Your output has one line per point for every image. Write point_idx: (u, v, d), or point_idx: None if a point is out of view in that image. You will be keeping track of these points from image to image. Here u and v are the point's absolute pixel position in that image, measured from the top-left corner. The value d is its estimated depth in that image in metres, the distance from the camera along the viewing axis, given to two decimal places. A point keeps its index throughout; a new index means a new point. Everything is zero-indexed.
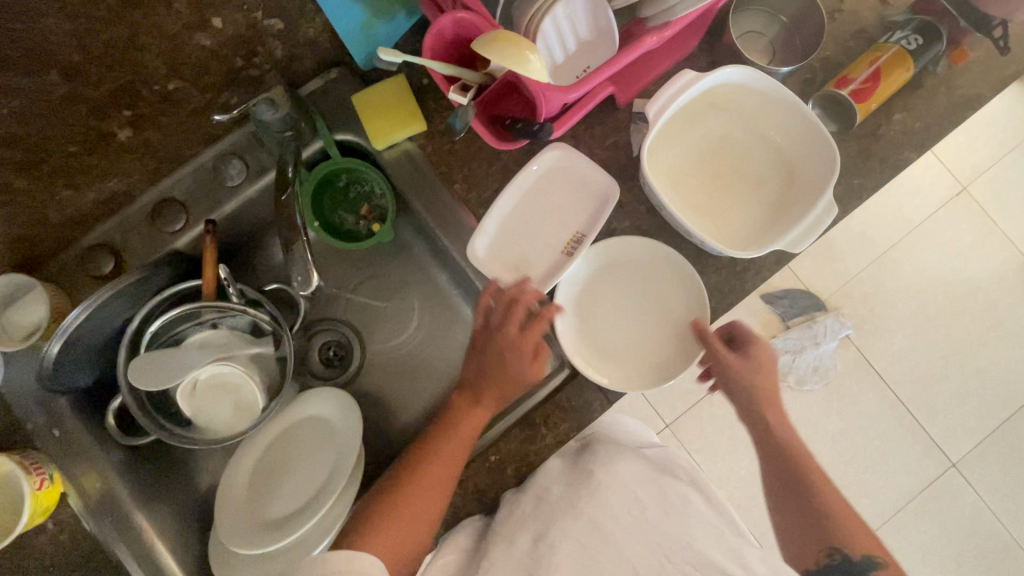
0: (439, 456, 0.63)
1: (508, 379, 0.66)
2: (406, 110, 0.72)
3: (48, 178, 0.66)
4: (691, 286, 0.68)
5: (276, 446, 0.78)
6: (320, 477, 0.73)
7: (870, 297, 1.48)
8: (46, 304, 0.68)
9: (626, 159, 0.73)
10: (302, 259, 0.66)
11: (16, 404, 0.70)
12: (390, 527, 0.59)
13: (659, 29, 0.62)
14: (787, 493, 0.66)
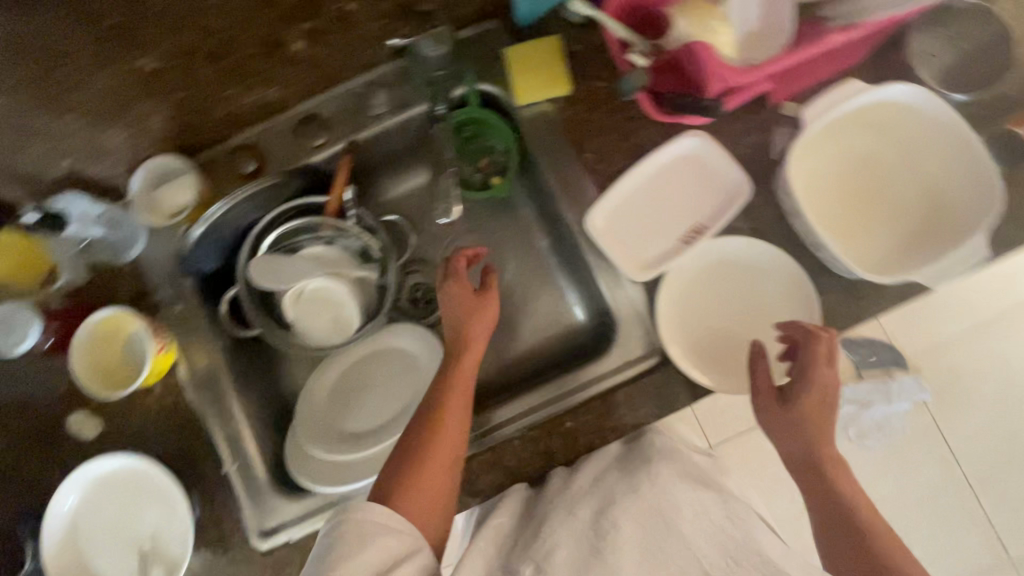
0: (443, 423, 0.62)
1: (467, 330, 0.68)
2: (555, 72, 0.73)
3: (226, 73, 0.75)
4: (801, 301, 0.67)
5: (354, 368, 0.82)
6: (395, 404, 0.79)
7: (957, 367, 1.38)
8: (196, 193, 0.75)
9: (765, 159, 0.71)
10: (445, 194, 0.74)
11: (146, 273, 0.75)
12: (424, 486, 0.58)
13: (843, 28, 0.59)
14: (856, 539, 0.57)
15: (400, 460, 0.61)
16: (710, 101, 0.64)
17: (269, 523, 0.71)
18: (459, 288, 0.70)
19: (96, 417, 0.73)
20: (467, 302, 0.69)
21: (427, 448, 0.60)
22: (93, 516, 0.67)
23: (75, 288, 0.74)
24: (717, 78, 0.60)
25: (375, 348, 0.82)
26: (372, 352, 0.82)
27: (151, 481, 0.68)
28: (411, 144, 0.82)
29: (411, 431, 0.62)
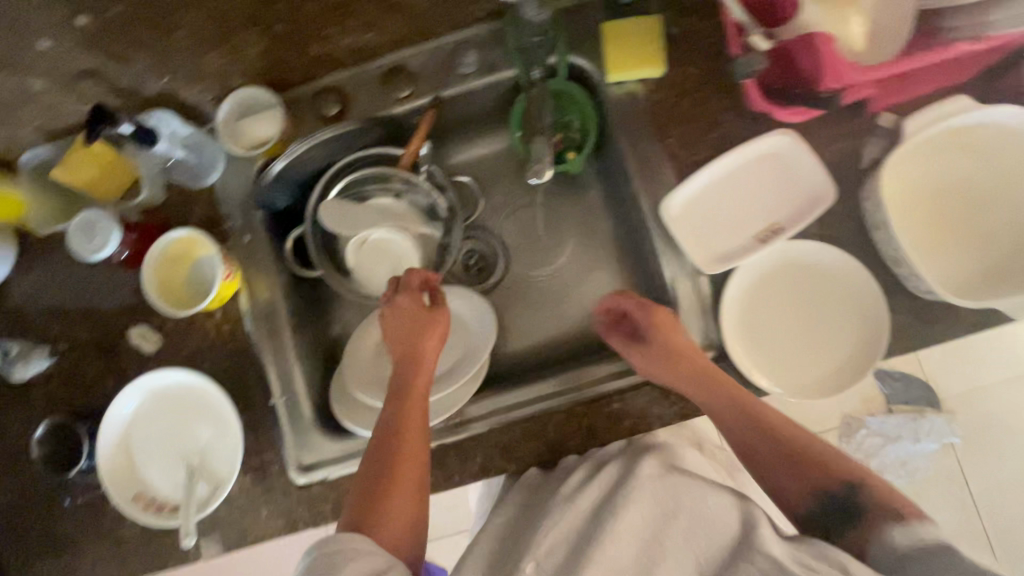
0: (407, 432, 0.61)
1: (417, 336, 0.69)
2: (650, 52, 0.72)
3: (329, 11, 0.74)
4: (871, 316, 0.65)
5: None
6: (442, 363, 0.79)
7: (1003, 416, 1.30)
8: (278, 128, 0.75)
9: (854, 167, 0.69)
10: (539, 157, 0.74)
11: (220, 202, 0.76)
12: (392, 509, 0.57)
13: (968, 41, 0.59)
14: (801, 472, 0.57)
15: (365, 489, 0.58)
16: (829, 92, 0.64)
17: (307, 460, 0.73)
18: (413, 301, 0.71)
19: (157, 333, 0.76)
20: (418, 319, 0.70)
21: (389, 472, 0.59)
22: (149, 424, 0.70)
23: (152, 206, 0.76)
24: (835, 72, 0.61)
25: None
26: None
27: (206, 399, 0.71)
28: (490, 108, 0.82)
29: (370, 457, 0.61)
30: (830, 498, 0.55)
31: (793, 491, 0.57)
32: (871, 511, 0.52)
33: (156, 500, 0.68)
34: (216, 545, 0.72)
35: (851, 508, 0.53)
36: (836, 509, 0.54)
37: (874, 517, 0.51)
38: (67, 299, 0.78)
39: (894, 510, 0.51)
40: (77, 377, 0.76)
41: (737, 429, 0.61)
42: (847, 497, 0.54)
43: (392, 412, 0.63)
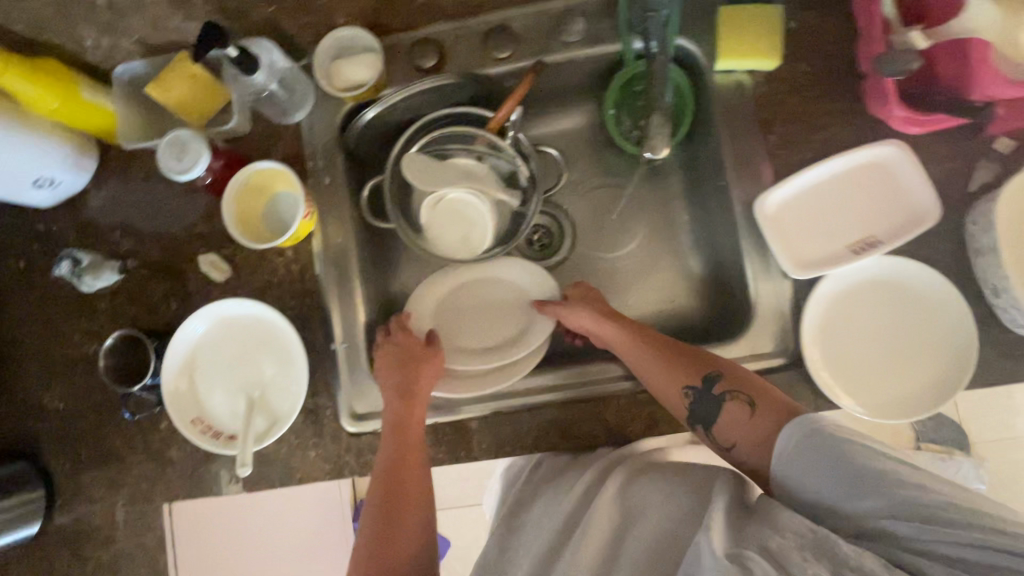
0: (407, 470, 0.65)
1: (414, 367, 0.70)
2: (767, 43, 0.69)
3: None
4: (956, 341, 0.64)
5: (465, 293, 0.80)
6: (503, 333, 0.78)
7: None
8: (375, 73, 0.72)
9: (962, 189, 0.67)
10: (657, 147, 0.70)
11: (305, 140, 0.76)
12: (398, 541, 0.61)
13: None
14: (677, 376, 0.63)
15: (371, 528, 0.62)
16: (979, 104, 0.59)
17: (361, 409, 0.73)
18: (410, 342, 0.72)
19: (226, 263, 0.75)
20: (412, 353, 0.72)
21: (397, 513, 0.62)
22: (213, 351, 0.71)
23: (237, 135, 0.76)
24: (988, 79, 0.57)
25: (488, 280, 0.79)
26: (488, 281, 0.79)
27: (272, 333, 0.71)
28: (583, 81, 0.80)
29: (375, 498, 0.63)
30: (702, 400, 0.61)
31: (673, 394, 0.62)
32: (733, 400, 0.59)
33: (213, 427, 0.69)
34: (261, 479, 0.72)
35: (717, 400, 0.59)
36: (709, 404, 0.60)
37: (734, 402, 0.59)
38: (140, 217, 0.78)
39: (764, 407, 0.57)
40: (143, 297, 0.77)
41: (652, 362, 0.65)
42: (716, 395, 0.60)
43: (387, 450, 0.66)
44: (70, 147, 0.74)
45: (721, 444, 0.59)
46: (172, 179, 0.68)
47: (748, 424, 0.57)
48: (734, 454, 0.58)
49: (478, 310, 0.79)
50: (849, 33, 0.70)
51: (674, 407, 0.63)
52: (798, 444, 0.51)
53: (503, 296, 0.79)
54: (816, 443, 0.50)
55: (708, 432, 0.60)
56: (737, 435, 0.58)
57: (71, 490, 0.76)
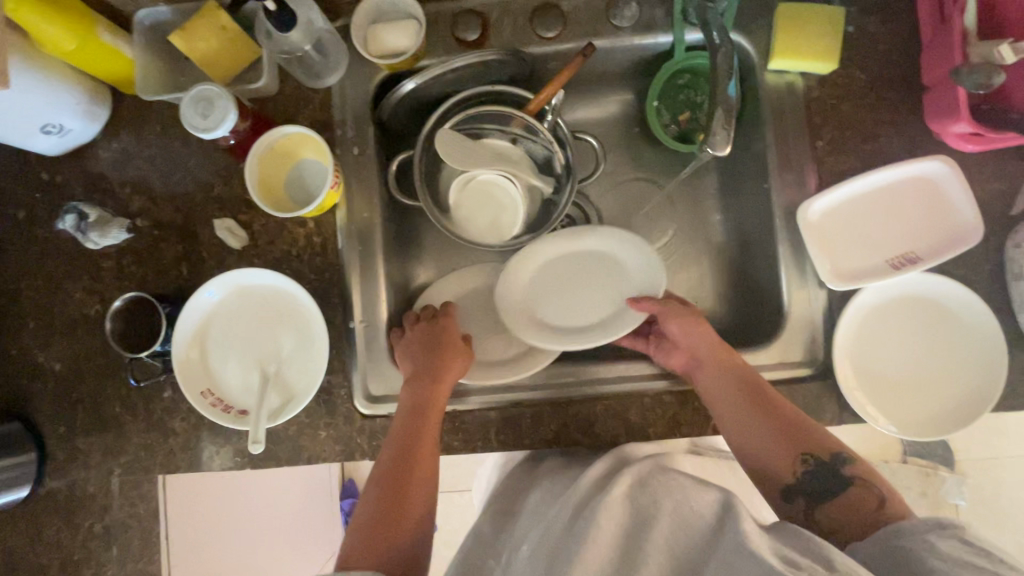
0: (416, 467, 0.60)
1: (447, 350, 0.69)
2: (825, 46, 0.67)
3: None
4: (988, 365, 0.63)
5: (562, 262, 0.76)
6: (591, 308, 0.74)
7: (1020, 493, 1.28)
8: (416, 41, 0.69)
9: (1004, 212, 0.66)
10: (722, 121, 0.56)
11: (336, 107, 0.72)
12: (401, 533, 0.56)
13: None
14: (790, 434, 0.60)
15: (371, 515, 0.57)
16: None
17: (376, 391, 0.71)
18: (452, 333, 0.70)
19: (244, 230, 0.72)
20: (449, 345, 0.69)
21: (394, 507, 0.58)
22: (228, 321, 0.67)
23: (263, 96, 0.72)
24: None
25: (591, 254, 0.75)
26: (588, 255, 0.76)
27: (291, 306, 0.68)
28: (628, 69, 0.77)
29: (376, 485, 0.60)
30: (820, 473, 0.58)
31: (786, 457, 0.59)
32: (862, 488, 0.56)
33: (224, 400, 0.66)
34: (267, 457, 0.69)
35: (842, 482, 0.57)
36: (824, 481, 0.57)
37: (863, 492, 0.56)
38: (154, 174, 0.74)
39: (894, 507, 0.54)
40: (153, 258, 0.73)
41: (736, 399, 0.62)
42: (842, 475, 0.57)
43: (402, 432, 0.62)
44: (82, 93, 0.69)
45: (820, 526, 0.56)
46: (194, 135, 0.64)
47: (870, 516, 0.53)
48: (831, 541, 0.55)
49: (572, 282, 0.75)
50: (906, 43, 0.68)
51: (780, 467, 0.59)
52: (886, 534, 0.48)
53: (602, 274, 0.75)
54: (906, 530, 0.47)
55: (810, 509, 0.56)
56: (848, 521, 0.54)
57: (64, 455, 0.72)
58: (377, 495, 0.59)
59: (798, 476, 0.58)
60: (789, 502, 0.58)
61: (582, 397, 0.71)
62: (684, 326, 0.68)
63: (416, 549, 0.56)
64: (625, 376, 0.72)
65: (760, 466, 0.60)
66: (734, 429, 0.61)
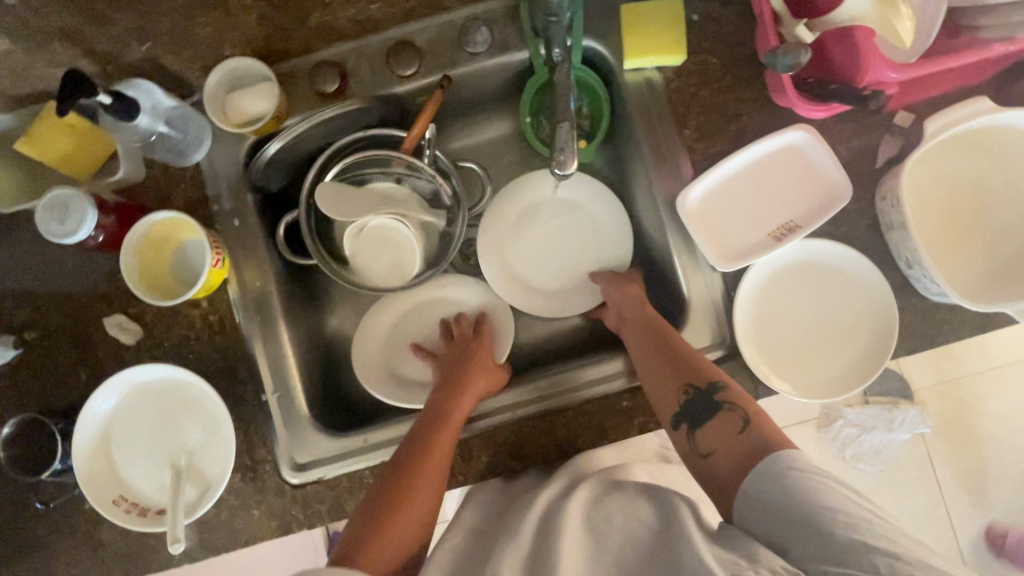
0: (434, 461, 0.61)
1: (484, 364, 0.72)
2: (674, 39, 0.69)
3: None
4: (879, 314, 0.66)
5: (531, 223, 0.80)
6: (565, 257, 0.80)
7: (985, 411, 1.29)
8: (273, 103, 0.67)
9: (868, 166, 0.68)
10: (568, 139, 0.58)
11: (209, 182, 0.71)
12: (404, 519, 0.56)
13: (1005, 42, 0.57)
14: (677, 370, 0.61)
15: (377, 496, 0.58)
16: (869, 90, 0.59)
17: (302, 458, 0.69)
18: (483, 344, 0.74)
19: (136, 322, 0.69)
20: (479, 353, 0.73)
21: (402, 495, 0.58)
22: (129, 423, 0.67)
23: (129, 184, 0.70)
24: (871, 65, 0.59)
25: (578, 204, 0.80)
26: (576, 207, 0.80)
27: (190, 393, 0.68)
28: (497, 90, 0.78)
29: (389, 475, 0.60)
30: (700, 402, 0.59)
31: (669, 389, 0.61)
32: (728, 411, 0.57)
33: (139, 503, 0.65)
34: (202, 548, 0.67)
35: (715, 406, 0.58)
36: (703, 411, 0.59)
37: (728, 415, 0.57)
38: (32, 283, 0.70)
39: (757, 427, 0.54)
40: (50, 370, 0.69)
41: (643, 340, 0.66)
42: (714, 401, 0.58)
43: (427, 423, 0.64)
44: None
45: (698, 450, 0.57)
46: (55, 241, 0.63)
47: (734, 437, 0.55)
48: (709, 465, 0.56)
49: (548, 238, 0.80)
50: (750, 21, 0.70)
51: (666, 401, 0.61)
52: (753, 478, 0.50)
53: (584, 236, 0.80)
54: (769, 476, 0.49)
55: (691, 434, 0.58)
56: (718, 443, 0.56)
57: None
58: (391, 483, 0.59)
59: (681, 405, 0.60)
60: (676, 430, 0.60)
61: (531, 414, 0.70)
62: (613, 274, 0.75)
63: (416, 540, 0.57)
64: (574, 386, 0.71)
65: (655, 400, 0.62)
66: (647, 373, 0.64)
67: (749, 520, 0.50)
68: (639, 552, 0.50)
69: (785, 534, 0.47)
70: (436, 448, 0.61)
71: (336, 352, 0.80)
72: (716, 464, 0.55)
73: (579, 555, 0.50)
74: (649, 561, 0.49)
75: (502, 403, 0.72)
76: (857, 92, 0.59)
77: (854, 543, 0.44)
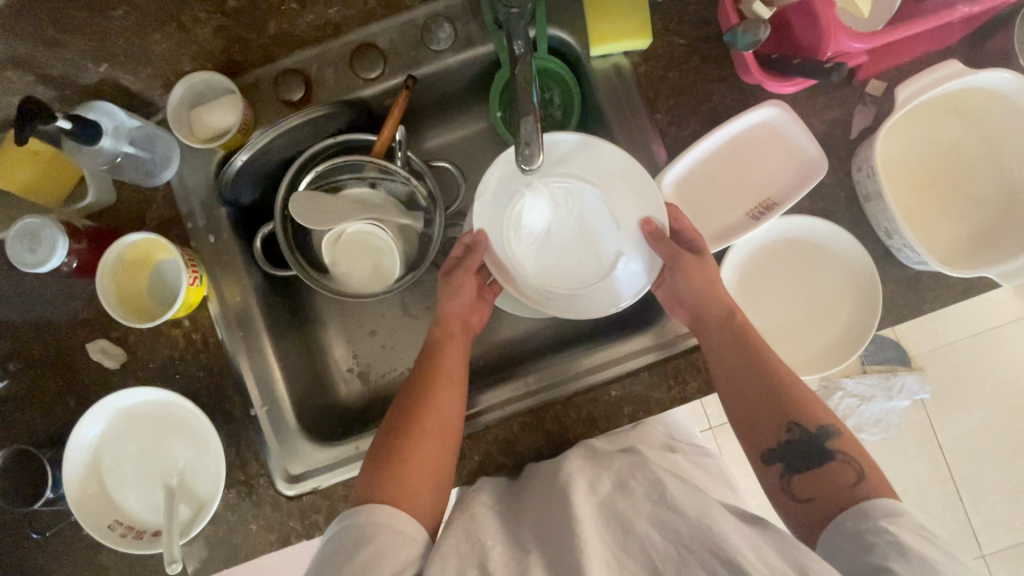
0: (431, 407, 0.59)
1: (455, 305, 0.69)
2: (638, 22, 0.67)
3: None
4: (864, 291, 0.65)
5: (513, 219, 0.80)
6: None
7: (985, 372, 1.27)
8: (238, 117, 0.67)
9: (843, 139, 0.68)
10: (533, 131, 0.57)
11: (182, 199, 0.70)
12: (405, 485, 0.53)
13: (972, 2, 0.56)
14: (783, 403, 0.57)
15: (371, 464, 0.56)
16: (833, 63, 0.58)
17: (296, 469, 0.68)
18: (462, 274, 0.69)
19: (119, 346, 0.69)
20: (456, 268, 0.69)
21: (399, 458, 0.55)
22: (119, 448, 0.67)
23: (100, 209, 0.70)
24: (833, 37, 0.58)
25: None
26: None
27: (177, 414, 0.67)
28: (465, 87, 0.77)
29: (385, 435, 0.58)
30: (806, 445, 0.56)
31: (773, 421, 0.57)
32: (841, 463, 0.54)
33: (135, 526, 0.65)
34: (203, 565, 0.67)
35: (824, 452, 0.55)
36: (808, 451, 0.55)
37: (842, 467, 0.54)
38: (10, 313, 0.70)
39: (872, 483, 0.51)
40: (37, 400, 0.69)
41: (732, 351, 0.60)
42: (826, 449, 0.55)
43: (415, 379, 0.62)
44: None
45: (794, 492, 0.54)
46: (28, 271, 0.63)
47: (846, 489, 0.52)
48: (802, 508, 0.54)
49: None
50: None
51: (765, 432, 0.57)
52: (843, 519, 0.49)
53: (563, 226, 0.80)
54: (863, 513, 0.48)
55: (787, 476, 0.55)
56: (822, 491, 0.53)
57: None
58: (388, 440, 0.57)
59: (780, 443, 0.56)
60: (768, 467, 0.56)
61: (526, 409, 0.69)
62: (692, 235, 0.66)
63: (435, 497, 0.55)
64: (586, 371, 0.70)
65: (744, 424, 0.59)
66: (722, 364, 0.61)
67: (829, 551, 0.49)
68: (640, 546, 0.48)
69: (881, 560, 0.44)
70: (431, 410, 0.59)
71: (323, 360, 0.80)
72: (810, 510, 0.53)
73: (599, 541, 0.49)
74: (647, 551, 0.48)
75: (500, 399, 0.71)
76: (821, 64, 0.58)
77: None
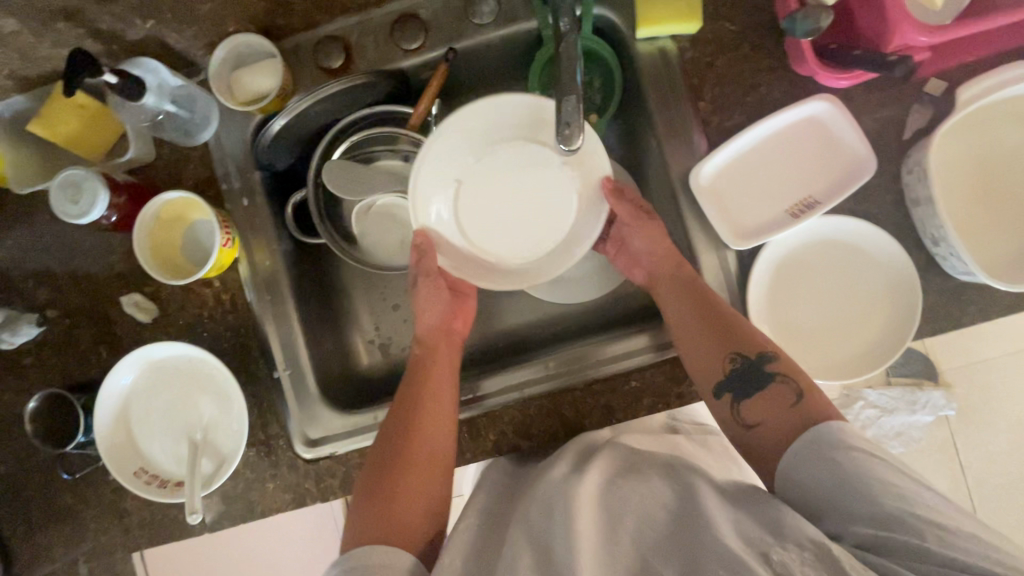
0: (420, 429, 0.60)
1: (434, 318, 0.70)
2: (688, 4, 0.65)
3: None
4: (904, 296, 0.63)
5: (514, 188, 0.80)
6: None
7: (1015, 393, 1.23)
8: (277, 80, 0.67)
9: (895, 139, 0.65)
10: (573, 112, 0.56)
11: (218, 161, 0.71)
12: (396, 514, 0.54)
13: None
14: (725, 340, 0.59)
15: (365, 492, 0.57)
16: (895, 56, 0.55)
17: (314, 434, 0.69)
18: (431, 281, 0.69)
19: (152, 301, 0.71)
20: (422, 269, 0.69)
21: (392, 484, 0.56)
22: (146, 399, 0.69)
23: (140, 164, 0.71)
24: (896, 29, 0.55)
25: None
26: None
27: (203, 370, 0.69)
28: (504, 64, 0.76)
29: (377, 461, 0.59)
30: (746, 373, 0.57)
31: (717, 359, 0.59)
32: (780, 384, 0.55)
33: (159, 475, 0.67)
34: (221, 519, 0.68)
35: (763, 377, 0.56)
36: (751, 378, 0.57)
37: (780, 387, 0.55)
38: (52, 261, 0.72)
39: (811, 399, 0.53)
40: (73, 347, 0.71)
41: (683, 304, 0.63)
42: (765, 372, 0.56)
43: (402, 399, 0.63)
44: None
45: (742, 419, 0.56)
46: (69, 221, 0.65)
47: (788, 406, 0.53)
48: (754, 434, 0.55)
49: None
50: None
51: (710, 368, 0.59)
52: (800, 447, 0.50)
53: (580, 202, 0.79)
54: (815, 444, 0.49)
55: (735, 405, 0.57)
56: (767, 414, 0.54)
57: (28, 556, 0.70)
58: (380, 469, 0.58)
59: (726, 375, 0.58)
60: (717, 399, 0.58)
61: (544, 394, 0.69)
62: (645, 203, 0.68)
63: (429, 520, 0.56)
64: (606, 362, 0.69)
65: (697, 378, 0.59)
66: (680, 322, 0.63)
67: (789, 481, 0.50)
68: (648, 537, 0.48)
69: (837, 496, 0.47)
70: (418, 431, 0.60)
71: (345, 330, 0.81)
72: (760, 434, 0.54)
73: (608, 531, 0.49)
74: (657, 544, 0.47)
75: (515, 381, 0.71)
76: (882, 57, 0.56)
77: (901, 513, 0.44)
